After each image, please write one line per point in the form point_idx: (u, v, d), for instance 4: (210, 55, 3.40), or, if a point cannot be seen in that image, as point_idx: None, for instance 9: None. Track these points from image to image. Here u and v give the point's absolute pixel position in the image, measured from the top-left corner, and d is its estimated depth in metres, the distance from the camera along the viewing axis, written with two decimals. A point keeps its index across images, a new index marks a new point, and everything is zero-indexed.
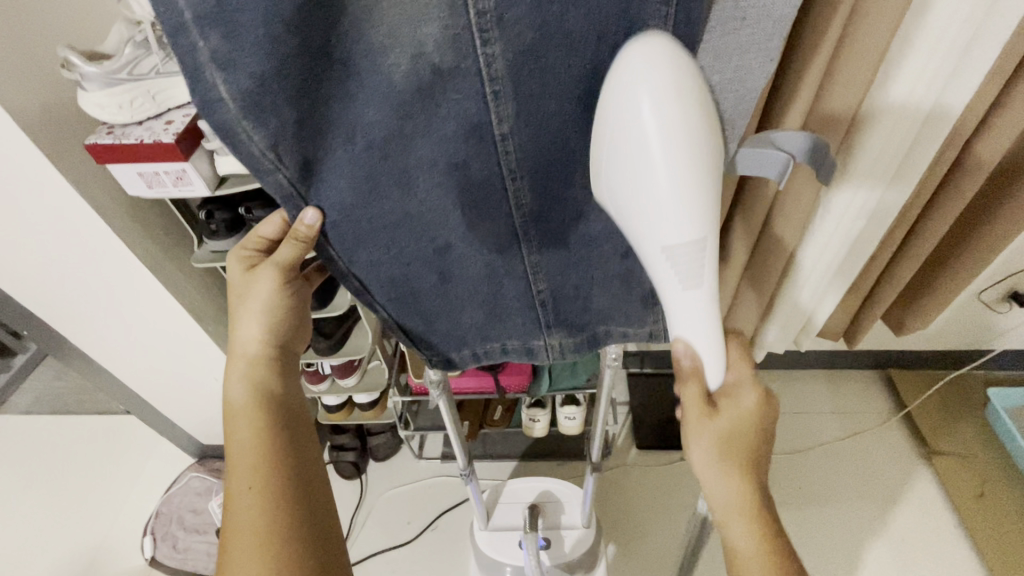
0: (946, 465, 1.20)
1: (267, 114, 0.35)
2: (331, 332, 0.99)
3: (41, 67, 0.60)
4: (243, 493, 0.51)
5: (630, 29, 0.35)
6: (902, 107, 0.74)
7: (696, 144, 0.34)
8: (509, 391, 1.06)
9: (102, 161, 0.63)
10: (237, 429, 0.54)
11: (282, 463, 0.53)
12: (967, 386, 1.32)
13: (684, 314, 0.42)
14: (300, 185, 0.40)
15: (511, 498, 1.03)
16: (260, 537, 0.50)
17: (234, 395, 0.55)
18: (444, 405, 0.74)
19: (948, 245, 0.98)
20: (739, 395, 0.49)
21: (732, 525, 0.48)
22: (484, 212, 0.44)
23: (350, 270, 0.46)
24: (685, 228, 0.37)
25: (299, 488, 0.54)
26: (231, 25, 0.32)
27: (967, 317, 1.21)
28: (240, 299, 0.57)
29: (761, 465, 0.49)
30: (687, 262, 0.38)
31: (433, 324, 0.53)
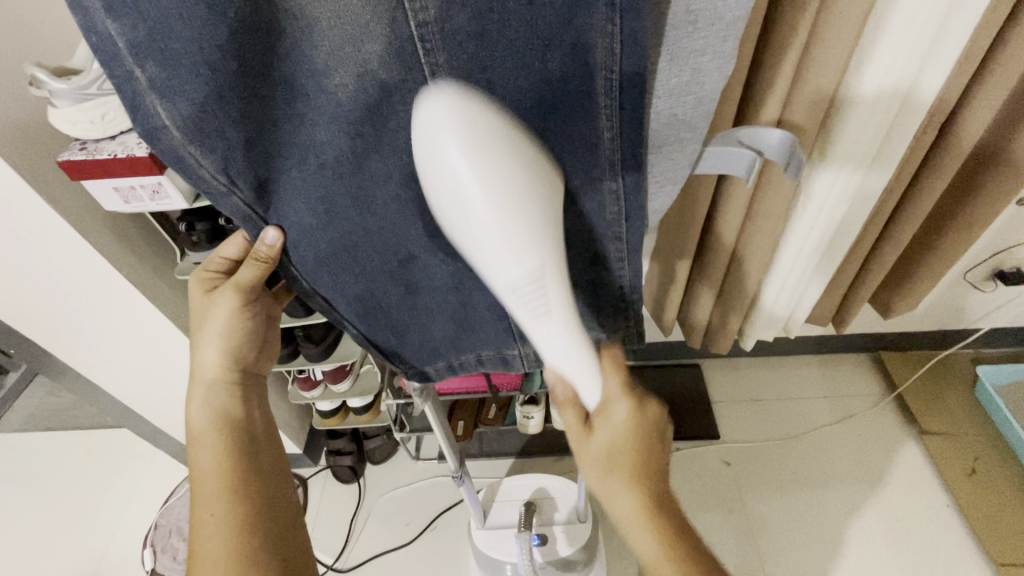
0: (937, 444, 1.21)
1: (213, 140, 0.35)
2: (320, 338, 0.99)
3: (9, 87, 0.59)
4: (207, 519, 0.52)
5: (576, 38, 0.35)
6: (880, 93, 0.74)
7: (513, 189, 0.34)
8: (501, 390, 1.07)
9: (77, 178, 0.62)
10: (199, 456, 0.55)
11: (244, 487, 0.54)
12: (955, 365, 1.33)
13: (546, 343, 0.43)
14: (259, 205, 0.40)
15: (507, 497, 1.03)
16: (223, 562, 0.51)
17: (197, 423, 0.56)
18: (431, 411, 0.74)
19: (930, 226, 0.99)
20: (612, 410, 0.47)
21: (636, 543, 0.46)
22: None
23: (315, 288, 0.47)
24: (522, 261, 0.37)
25: (262, 511, 0.54)
26: (164, 51, 0.31)
27: (954, 296, 1.22)
28: (200, 321, 0.57)
29: (656, 476, 0.47)
30: (533, 294, 0.39)
31: (404, 336, 0.53)
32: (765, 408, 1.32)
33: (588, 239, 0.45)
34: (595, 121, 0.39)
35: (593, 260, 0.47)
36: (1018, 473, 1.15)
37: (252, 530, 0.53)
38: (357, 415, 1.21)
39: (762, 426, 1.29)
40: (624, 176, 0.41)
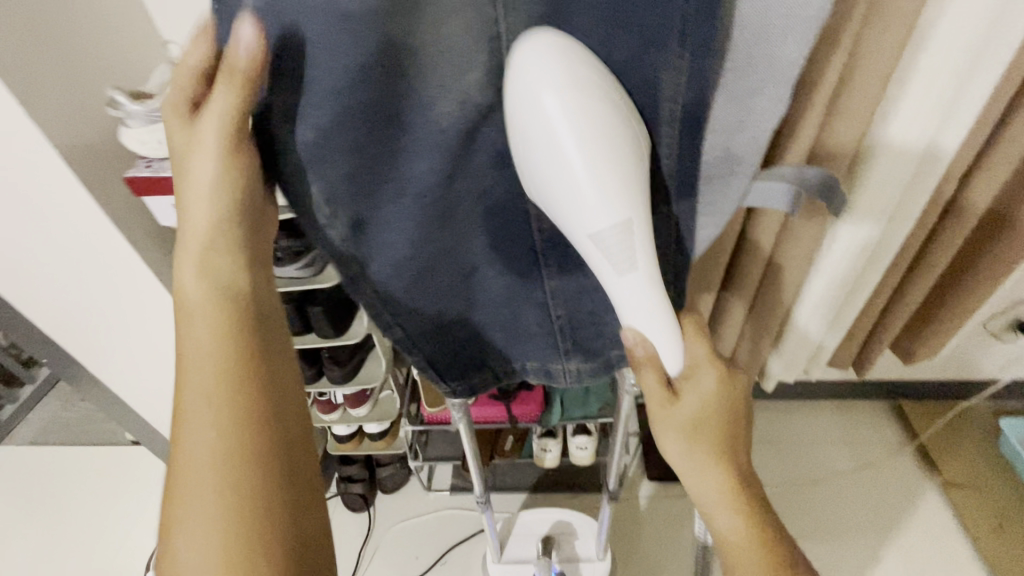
0: (960, 497, 1.19)
1: (313, 140, 0.37)
2: (345, 360, 1.00)
3: (87, 108, 0.64)
4: (199, 407, 0.38)
5: (648, 74, 0.38)
6: (901, 145, 0.77)
7: (603, 130, 0.36)
8: (520, 420, 1.07)
9: (140, 194, 0.65)
10: (192, 410, 0.39)
11: (258, 376, 0.40)
12: (974, 417, 1.32)
13: (629, 303, 0.42)
14: (352, 236, 0.42)
15: (524, 530, 1.02)
16: (220, 469, 0.37)
17: (193, 362, 0.40)
18: (464, 430, 0.75)
19: (948, 275, 1.00)
20: (699, 377, 0.47)
21: (717, 519, 0.49)
22: (509, 232, 0.46)
23: (392, 316, 0.49)
24: (610, 206, 0.37)
25: (276, 411, 0.40)
26: (303, 84, 0.35)
27: (974, 345, 1.22)
28: (183, 159, 0.40)
29: (737, 447, 0.49)
30: (618, 244, 0.39)
31: (455, 350, 0.54)
32: (784, 452, 1.30)
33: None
34: (656, 149, 0.41)
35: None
36: None
37: (260, 529, 0.37)
38: (373, 441, 1.20)
39: (781, 470, 1.27)
40: (677, 201, 0.44)
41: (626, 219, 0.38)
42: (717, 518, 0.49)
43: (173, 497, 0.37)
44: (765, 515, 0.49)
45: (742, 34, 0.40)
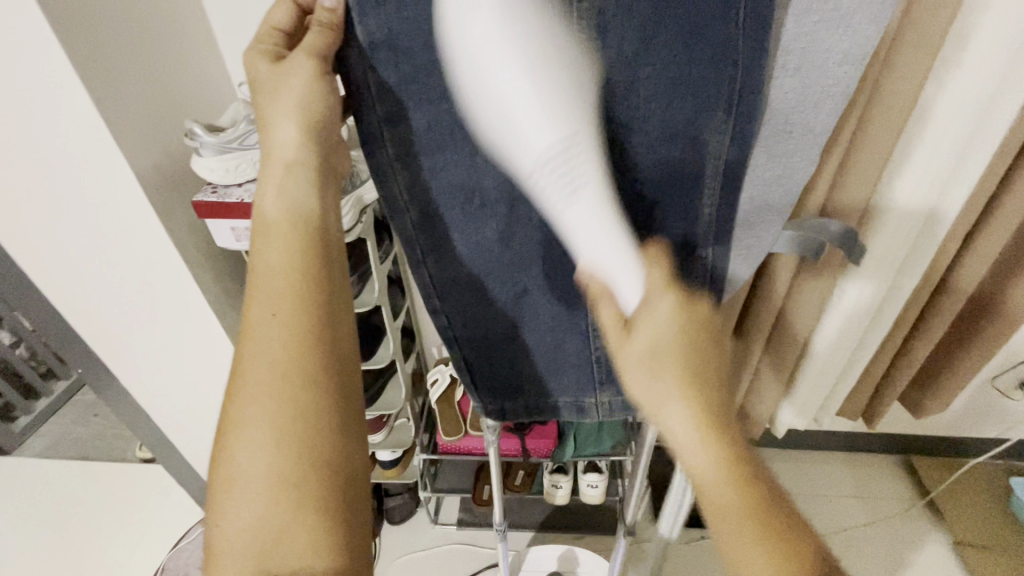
0: (975, 557, 1.16)
1: (414, 164, 0.44)
2: (368, 385, 1.03)
3: (161, 136, 0.72)
4: (266, 326, 0.41)
5: (695, 138, 0.44)
6: (906, 208, 0.82)
7: (546, 48, 0.34)
8: (534, 454, 1.08)
9: (202, 216, 0.71)
10: (259, 328, 0.41)
11: (317, 307, 0.42)
12: (987, 476, 1.31)
13: (583, 232, 0.41)
14: (420, 226, 0.48)
15: (534, 566, 1.03)
16: (277, 392, 0.40)
17: (263, 282, 0.42)
18: (493, 461, 0.77)
19: (957, 330, 1.03)
20: (654, 306, 0.42)
21: (694, 467, 0.40)
22: (563, 268, 0.50)
23: (441, 306, 0.54)
24: (553, 128, 0.36)
25: (329, 343, 0.42)
26: (404, 95, 0.40)
27: (982, 402, 1.24)
28: (271, 94, 0.43)
29: (712, 386, 0.41)
30: (560, 169, 0.37)
31: (497, 368, 0.59)
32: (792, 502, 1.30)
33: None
34: (700, 199, 0.47)
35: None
36: None
37: (308, 447, 0.39)
38: (384, 469, 1.20)
39: None
40: (712, 248, 0.50)
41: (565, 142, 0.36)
42: (693, 473, 0.40)
43: (235, 404, 0.40)
44: (750, 467, 0.40)
45: (781, 103, 0.45)
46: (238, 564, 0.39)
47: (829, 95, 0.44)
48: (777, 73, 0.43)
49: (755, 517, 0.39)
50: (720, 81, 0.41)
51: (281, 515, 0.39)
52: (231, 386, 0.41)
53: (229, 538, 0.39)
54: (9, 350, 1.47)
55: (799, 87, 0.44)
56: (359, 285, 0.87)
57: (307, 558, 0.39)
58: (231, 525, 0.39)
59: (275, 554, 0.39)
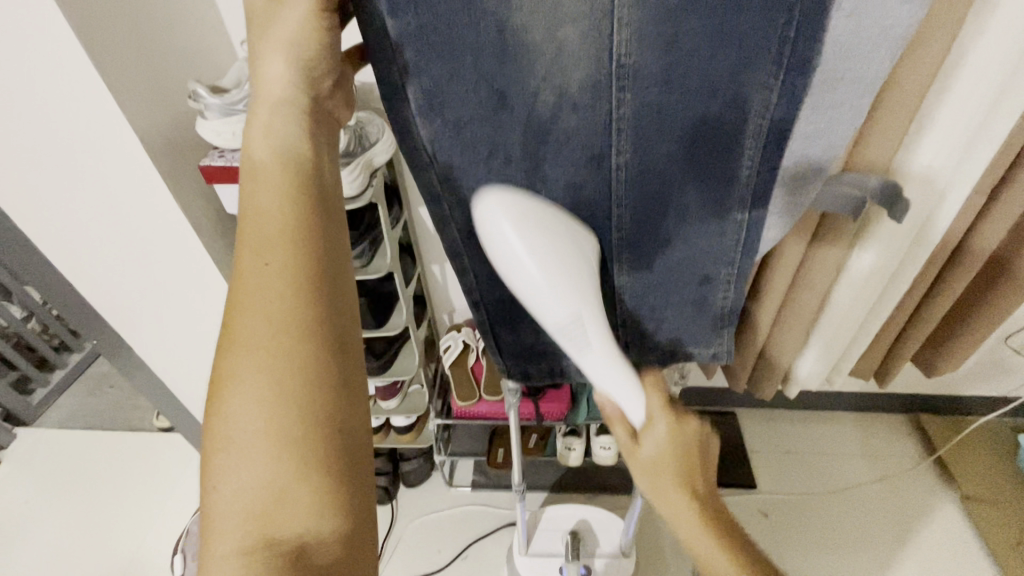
0: (981, 512, 1.19)
1: (435, 121, 0.43)
2: (380, 352, 1.03)
3: (163, 99, 0.70)
4: (259, 274, 0.35)
5: (736, 91, 0.42)
6: (925, 174, 0.78)
7: (554, 246, 0.45)
8: (547, 418, 1.09)
9: (211, 181, 0.70)
10: (250, 270, 0.35)
11: (317, 252, 0.36)
12: (995, 433, 1.32)
13: (598, 373, 0.53)
14: (444, 186, 0.47)
15: (549, 525, 1.05)
16: (273, 347, 0.34)
17: (253, 221, 0.36)
18: (514, 423, 0.78)
19: (974, 289, 1.01)
20: (654, 424, 0.54)
21: (696, 550, 0.53)
22: (590, 229, 0.50)
23: (467, 270, 0.53)
24: (564, 301, 0.46)
25: (330, 295, 0.36)
26: (427, 45, 0.39)
27: (994, 361, 1.23)
28: (263, 26, 0.38)
29: (702, 484, 0.55)
30: (575, 330, 0.48)
31: (522, 332, 0.59)
32: (800, 461, 1.32)
33: (705, 264, 0.54)
34: (740, 158, 0.46)
35: (704, 280, 0.55)
36: None
37: (311, 400, 0.34)
38: (399, 434, 1.22)
39: (799, 479, 1.29)
40: (749, 210, 0.50)
41: (580, 318, 0.47)
42: (696, 555, 0.53)
43: (223, 360, 0.35)
44: (735, 541, 0.53)
45: (831, 47, 0.40)
46: (232, 540, 0.33)
47: (880, 41, 0.40)
48: (833, 18, 0.39)
49: None
50: (771, 29, 0.39)
51: (282, 487, 0.33)
52: (220, 343, 0.35)
53: (221, 511, 0.34)
54: (20, 324, 1.48)
55: (852, 31, 0.40)
56: (371, 251, 0.86)
57: (313, 523, 0.33)
58: (225, 491, 0.34)
59: (277, 526, 0.33)
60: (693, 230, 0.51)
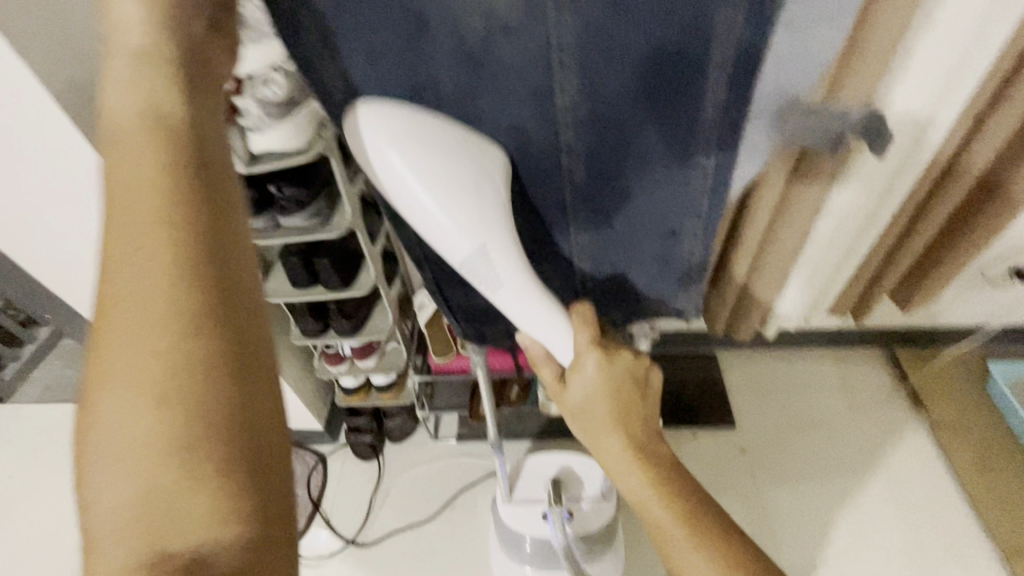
0: (948, 438, 1.24)
1: (350, 55, 0.41)
2: (351, 313, 1.00)
3: (76, 47, 0.62)
4: (129, 252, 0.31)
5: (695, 13, 0.38)
6: (905, 114, 0.77)
7: (451, 177, 0.43)
8: (527, 370, 1.09)
9: None
10: (118, 247, 0.31)
11: (194, 223, 0.32)
12: (965, 362, 1.35)
13: (516, 310, 0.52)
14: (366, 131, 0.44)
15: (532, 473, 1.06)
16: (149, 332, 0.30)
17: (119, 195, 0.32)
18: (483, 380, 0.77)
19: (955, 223, 0.99)
20: (582, 365, 0.56)
21: (628, 486, 0.57)
22: (540, 180, 0.48)
23: (407, 224, 0.51)
24: (471, 235, 0.45)
25: (213, 268, 0.32)
26: None
27: (970, 293, 1.24)
28: None
29: (631, 416, 0.58)
30: (483, 265, 0.48)
31: (471, 292, 0.58)
32: (777, 397, 1.34)
33: (669, 217, 0.51)
34: (701, 100, 0.42)
35: (669, 235, 0.53)
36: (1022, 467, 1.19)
37: (193, 397, 0.31)
38: (380, 392, 1.21)
39: (776, 415, 1.31)
40: (713, 154, 0.46)
41: (485, 256, 0.47)
42: (624, 482, 0.57)
43: (99, 352, 0.31)
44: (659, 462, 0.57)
45: None
46: (112, 551, 0.29)
47: None
48: None
49: (679, 514, 0.55)
50: None
51: (173, 487, 0.30)
52: (94, 333, 0.31)
53: (100, 521, 0.29)
54: None
55: None
56: (329, 209, 0.81)
57: (211, 523, 0.30)
58: (105, 497, 0.30)
59: (167, 531, 0.30)
60: (653, 182, 0.48)
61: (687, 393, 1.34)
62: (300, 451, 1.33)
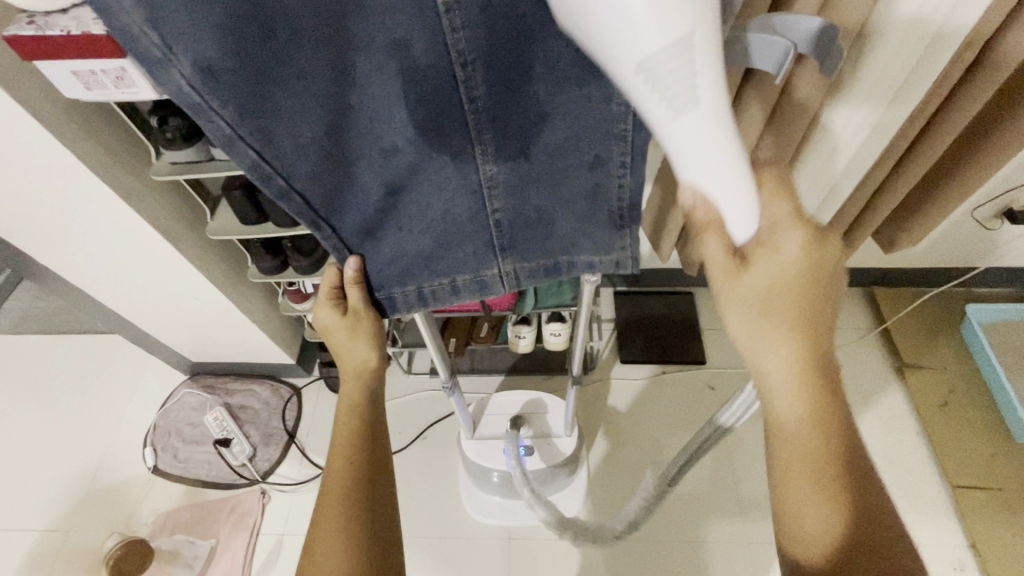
0: (916, 378, 1.24)
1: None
2: (308, 251, 0.95)
3: None
4: (338, 473, 0.58)
5: None
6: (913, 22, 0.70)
7: None
8: (494, 309, 1.06)
9: (27, 58, 0.56)
10: (336, 470, 0.58)
11: (370, 457, 0.60)
12: (945, 303, 1.34)
13: (696, 155, 0.39)
14: (201, 86, 0.38)
15: (496, 410, 1.08)
16: (343, 515, 0.55)
17: (340, 443, 0.60)
18: (421, 321, 0.77)
19: (947, 160, 0.93)
20: (783, 240, 0.43)
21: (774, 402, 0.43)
22: (432, 108, 0.42)
23: (291, 186, 0.45)
24: (665, 29, 0.32)
25: (374, 479, 0.58)
26: None
27: (959, 233, 1.20)
28: None
29: (820, 336, 0.42)
30: (677, 74, 0.34)
31: (379, 242, 0.52)
32: None
33: (593, 140, 0.46)
34: None
35: (595, 163, 0.48)
36: (988, 407, 1.20)
37: (362, 547, 0.54)
38: None
39: None
40: None
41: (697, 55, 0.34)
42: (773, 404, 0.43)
43: (316, 526, 0.56)
44: (835, 409, 0.42)
45: None
46: None
47: None
48: None
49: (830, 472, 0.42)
50: None
51: None
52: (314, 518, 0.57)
53: None
54: None
55: None
56: None
57: None
58: None
59: None
60: (568, 97, 0.43)
61: (660, 331, 1.35)
62: (275, 383, 1.33)
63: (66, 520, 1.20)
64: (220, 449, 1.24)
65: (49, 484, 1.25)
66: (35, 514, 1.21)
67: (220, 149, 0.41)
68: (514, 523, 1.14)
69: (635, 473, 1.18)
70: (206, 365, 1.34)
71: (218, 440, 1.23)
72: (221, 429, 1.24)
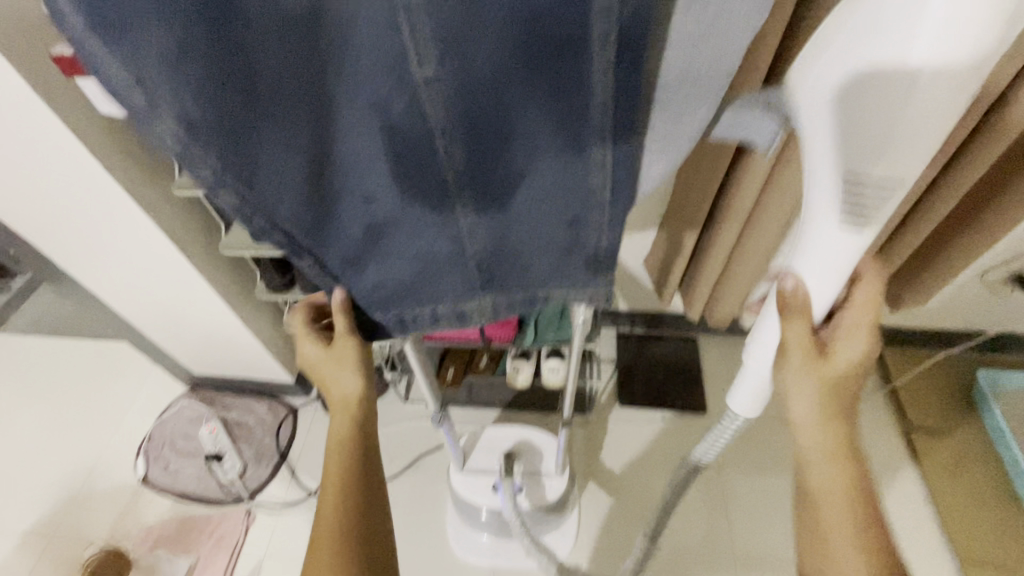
0: (924, 442, 1.20)
1: (142, 40, 0.35)
2: None
3: None
4: (330, 504, 0.59)
5: None
6: None
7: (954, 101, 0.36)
8: (494, 341, 1.07)
9: (70, 75, 0.60)
10: (329, 501, 0.59)
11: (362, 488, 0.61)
12: (955, 367, 1.31)
13: (818, 251, 0.49)
14: (186, 138, 0.39)
15: (489, 445, 1.06)
16: (335, 546, 0.56)
17: (333, 474, 0.61)
18: (412, 351, 0.78)
19: (953, 222, 0.94)
20: (854, 344, 0.59)
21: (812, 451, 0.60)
22: (412, 164, 0.44)
23: (274, 226, 0.46)
24: (896, 173, 0.40)
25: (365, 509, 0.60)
26: None
27: (968, 297, 1.19)
28: None
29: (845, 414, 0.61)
30: (865, 202, 0.43)
31: (362, 274, 0.53)
32: None
33: (572, 202, 0.48)
34: (589, 74, 0.40)
35: (573, 221, 0.50)
36: (998, 477, 1.15)
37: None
38: None
39: None
40: (615, 144, 0.44)
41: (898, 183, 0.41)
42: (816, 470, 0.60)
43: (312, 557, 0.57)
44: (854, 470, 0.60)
45: None
46: None
47: None
48: None
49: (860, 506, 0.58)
50: None
51: None
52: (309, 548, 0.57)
53: None
54: None
55: None
56: None
57: None
58: None
59: None
60: (546, 163, 0.45)
61: (661, 375, 1.33)
62: (272, 401, 1.33)
63: (51, 524, 1.19)
64: (212, 464, 1.23)
65: (40, 486, 1.25)
66: (23, 515, 1.21)
67: (204, 191, 0.43)
68: (502, 563, 1.11)
69: (631, 521, 1.15)
70: (207, 379, 1.35)
71: (211, 455, 1.23)
72: (215, 444, 1.24)
